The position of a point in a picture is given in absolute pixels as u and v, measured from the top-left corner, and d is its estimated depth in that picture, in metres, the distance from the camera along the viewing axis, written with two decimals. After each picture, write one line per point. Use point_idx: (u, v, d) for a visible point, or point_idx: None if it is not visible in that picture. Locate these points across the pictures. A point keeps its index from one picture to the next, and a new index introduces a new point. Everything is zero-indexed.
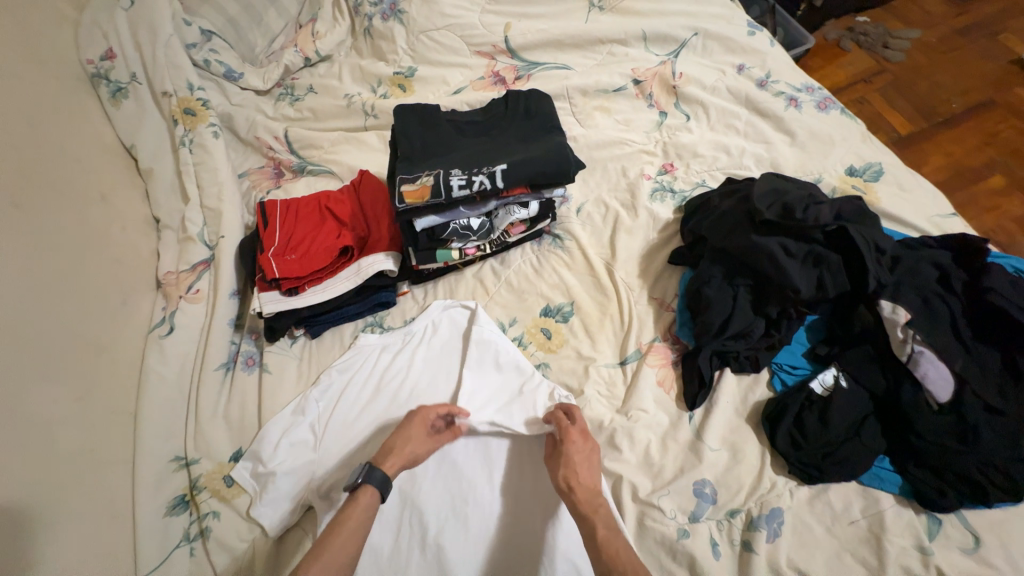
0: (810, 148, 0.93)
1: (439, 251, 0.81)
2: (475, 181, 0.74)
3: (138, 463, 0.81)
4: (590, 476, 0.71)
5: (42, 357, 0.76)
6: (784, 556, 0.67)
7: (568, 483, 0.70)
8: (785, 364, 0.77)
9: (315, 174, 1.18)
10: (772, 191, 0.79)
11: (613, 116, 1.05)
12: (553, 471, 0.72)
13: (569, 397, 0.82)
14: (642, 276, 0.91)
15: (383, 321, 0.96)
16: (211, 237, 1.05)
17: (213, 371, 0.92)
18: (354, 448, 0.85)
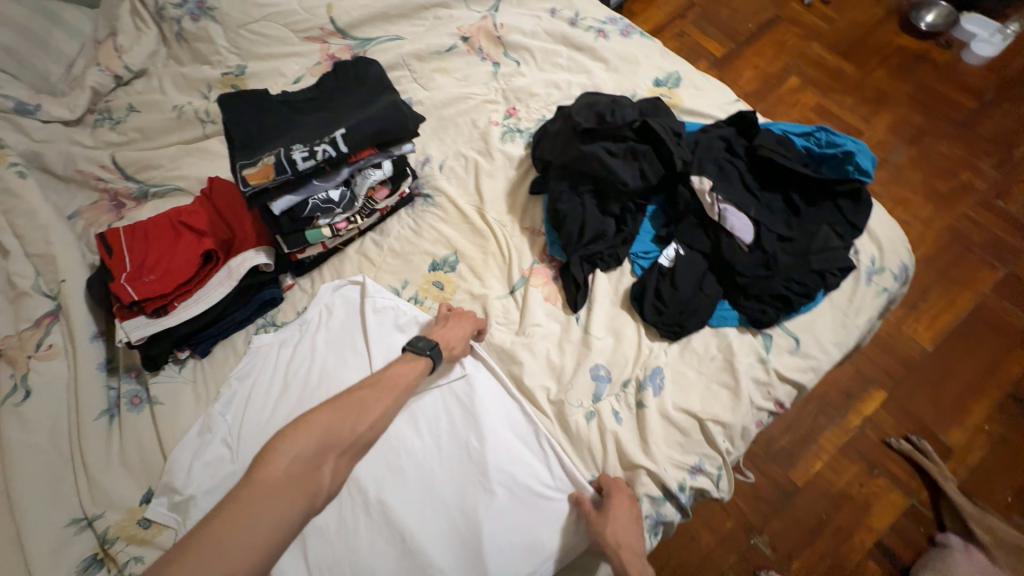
0: (621, 70, 1.06)
1: (307, 231, 0.82)
2: (318, 150, 0.75)
3: (26, 538, 0.73)
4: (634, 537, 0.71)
5: None
6: (670, 402, 0.80)
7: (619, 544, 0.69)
8: (640, 252, 0.90)
9: (162, 195, 1.10)
10: (589, 107, 0.93)
11: (452, 75, 1.10)
12: (600, 532, 0.70)
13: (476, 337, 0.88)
14: (511, 211, 0.99)
15: (276, 318, 0.94)
16: (50, 286, 0.94)
17: (93, 421, 0.85)
18: None
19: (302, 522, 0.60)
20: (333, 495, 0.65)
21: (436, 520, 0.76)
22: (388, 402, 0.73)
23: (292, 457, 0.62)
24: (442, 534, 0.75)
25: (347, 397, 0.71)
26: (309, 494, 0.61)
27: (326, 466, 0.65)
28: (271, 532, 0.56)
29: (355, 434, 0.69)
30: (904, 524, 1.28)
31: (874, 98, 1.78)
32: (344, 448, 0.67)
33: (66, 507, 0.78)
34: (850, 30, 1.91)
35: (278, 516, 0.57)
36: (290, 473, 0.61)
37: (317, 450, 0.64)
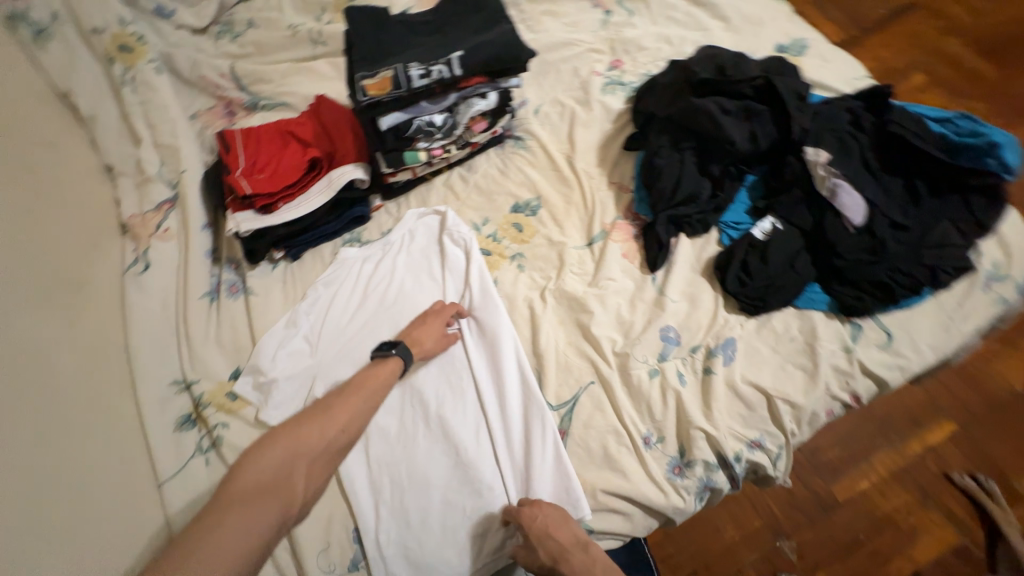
0: (742, 32, 1.00)
1: (406, 151, 0.83)
2: (434, 71, 0.77)
3: (139, 386, 0.83)
4: (568, 533, 0.69)
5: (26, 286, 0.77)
6: (738, 374, 0.79)
7: (552, 556, 0.67)
8: (731, 222, 0.87)
9: (268, 108, 1.16)
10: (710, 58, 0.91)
11: (561, 19, 1.08)
12: (545, 548, 0.67)
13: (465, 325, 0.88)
14: (601, 165, 0.97)
15: (361, 236, 0.99)
16: (171, 176, 1.04)
17: (197, 300, 0.94)
18: (349, 348, 0.88)
19: (280, 526, 0.63)
20: (310, 500, 0.68)
21: (490, 444, 0.80)
22: (354, 406, 0.75)
23: (261, 466, 0.65)
24: (494, 456, 0.79)
25: (312, 406, 0.74)
26: (284, 500, 0.64)
27: (298, 473, 0.67)
28: (252, 536, 0.59)
29: (324, 440, 0.71)
30: (953, 564, 1.19)
31: (1016, 107, 1.57)
32: (316, 453, 0.70)
33: (171, 369, 0.88)
34: (1003, 28, 1.68)
35: (254, 519, 0.60)
36: (260, 482, 0.64)
37: (285, 458, 0.67)
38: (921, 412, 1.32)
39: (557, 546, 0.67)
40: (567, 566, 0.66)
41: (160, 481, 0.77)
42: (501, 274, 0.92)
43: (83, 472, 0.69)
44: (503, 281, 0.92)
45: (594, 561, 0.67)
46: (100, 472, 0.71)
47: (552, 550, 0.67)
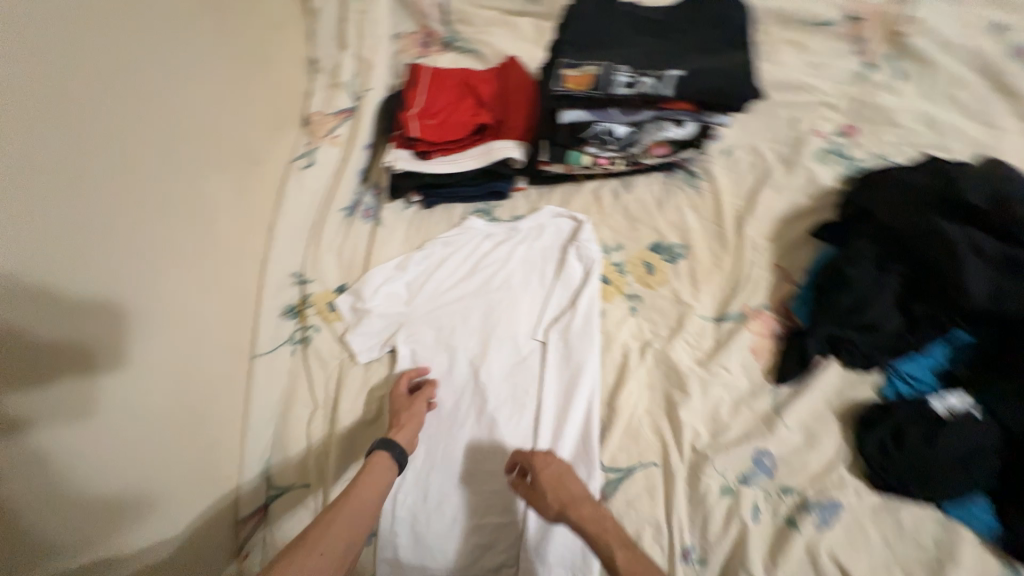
0: None
1: (573, 150, 0.80)
2: (640, 83, 0.68)
3: (268, 266, 0.93)
4: (580, 486, 0.69)
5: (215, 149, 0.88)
6: (827, 546, 0.65)
7: (561, 504, 0.67)
8: (904, 372, 0.72)
9: (461, 51, 1.17)
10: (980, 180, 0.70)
11: (806, 55, 0.92)
12: (547, 501, 0.68)
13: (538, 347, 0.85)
14: (772, 239, 0.83)
15: (493, 212, 0.97)
16: (356, 89, 1.10)
17: (337, 211, 1.01)
18: (439, 312, 0.90)
19: None
20: None
21: None
22: (353, 512, 0.62)
23: None
24: None
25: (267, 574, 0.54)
26: None
27: None
28: None
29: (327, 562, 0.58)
30: None
31: None
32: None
33: (293, 261, 0.97)
34: None
35: None
36: None
37: None
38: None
39: (567, 493, 0.68)
40: (578, 515, 0.66)
41: (256, 353, 0.88)
42: (609, 309, 0.86)
43: (201, 324, 0.80)
44: (608, 316, 0.85)
45: (603, 516, 0.65)
46: (214, 328, 0.83)
47: (561, 495, 0.68)
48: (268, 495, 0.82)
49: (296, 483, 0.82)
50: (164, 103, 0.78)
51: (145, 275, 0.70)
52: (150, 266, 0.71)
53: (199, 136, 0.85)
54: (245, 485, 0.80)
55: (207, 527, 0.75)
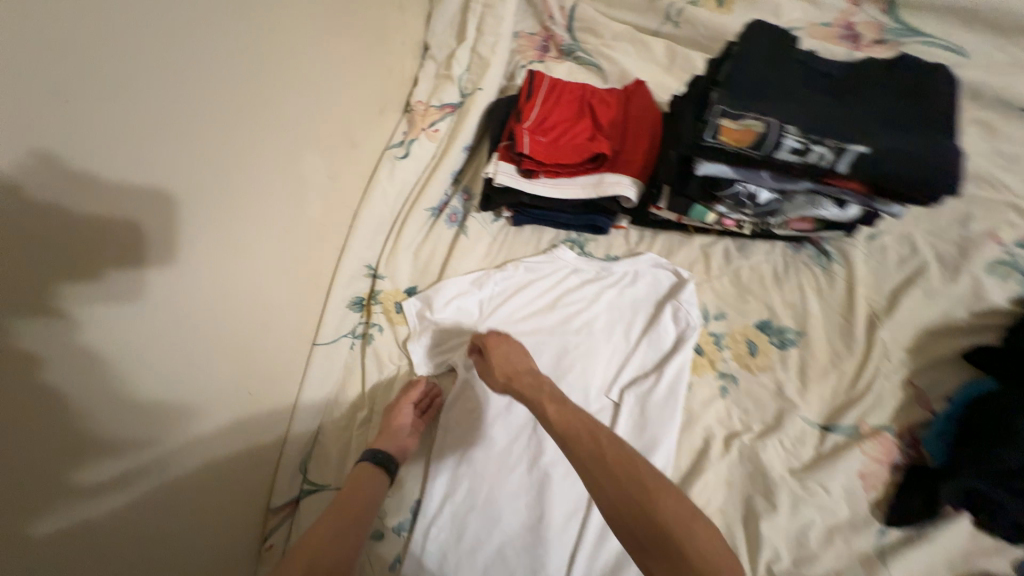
0: None
1: (700, 205, 0.72)
2: (813, 152, 0.57)
3: (345, 255, 0.89)
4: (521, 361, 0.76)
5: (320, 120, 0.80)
6: None
7: (504, 377, 0.73)
8: None
9: (580, 63, 1.09)
10: None
11: (997, 142, 0.80)
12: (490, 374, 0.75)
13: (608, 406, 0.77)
14: (910, 351, 0.71)
15: (585, 245, 0.90)
16: (467, 84, 1.05)
17: (423, 210, 0.96)
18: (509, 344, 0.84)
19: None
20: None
21: (574, 534, 0.72)
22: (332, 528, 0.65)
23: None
24: (571, 551, 0.71)
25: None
26: None
27: None
28: None
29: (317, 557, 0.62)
30: None
31: None
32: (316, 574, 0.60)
33: (370, 254, 0.93)
34: None
35: None
36: None
37: None
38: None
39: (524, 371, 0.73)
40: (519, 386, 0.71)
41: (317, 341, 0.85)
42: (697, 383, 0.77)
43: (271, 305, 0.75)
44: (695, 392, 0.76)
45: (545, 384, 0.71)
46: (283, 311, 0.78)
47: (508, 372, 0.74)
48: (300, 490, 0.80)
49: (331, 484, 0.80)
50: (299, 63, 0.72)
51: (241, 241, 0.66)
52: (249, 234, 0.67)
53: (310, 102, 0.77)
54: (282, 477, 0.78)
55: (230, 496, 0.70)
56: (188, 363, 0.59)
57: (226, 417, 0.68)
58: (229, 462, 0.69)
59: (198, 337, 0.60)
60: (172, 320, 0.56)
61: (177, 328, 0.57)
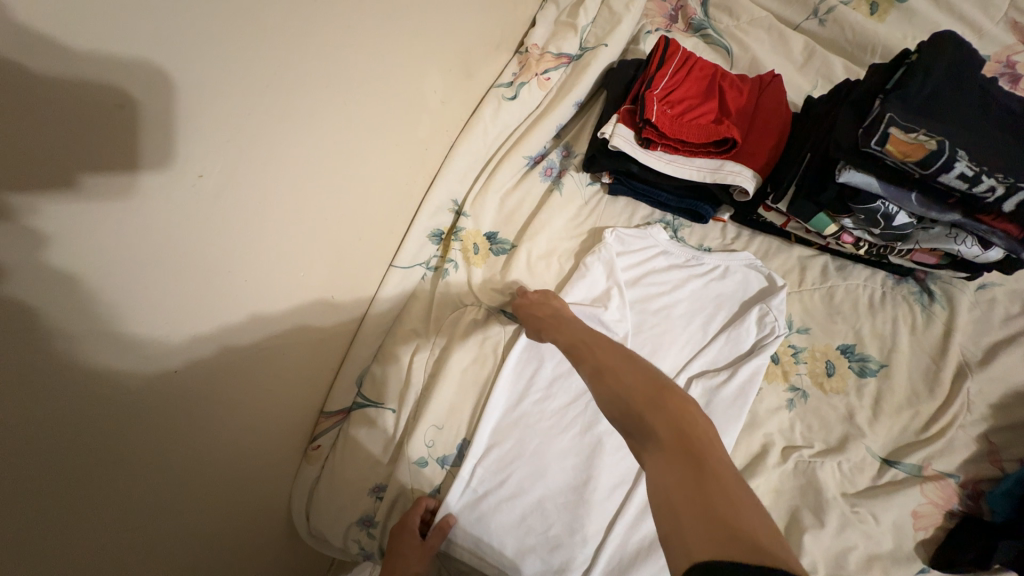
0: None
1: (825, 214, 0.70)
2: (981, 184, 0.54)
3: (435, 185, 0.87)
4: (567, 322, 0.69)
5: (437, 40, 0.77)
6: None
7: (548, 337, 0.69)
8: None
9: (710, 42, 1.01)
10: None
11: None
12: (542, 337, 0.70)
13: None
14: (993, 407, 0.70)
15: (679, 229, 0.88)
16: (588, 38, 1.00)
17: (520, 157, 0.93)
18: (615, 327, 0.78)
19: None
20: None
21: (615, 504, 0.74)
22: None
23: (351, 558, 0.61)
24: (609, 517, 0.73)
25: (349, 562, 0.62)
26: None
27: None
28: None
29: None
30: None
31: None
32: None
33: (458, 190, 0.91)
34: None
35: None
36: None
37: None
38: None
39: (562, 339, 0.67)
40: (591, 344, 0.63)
41: (394, 264, 0.85)
42: (766, 389, 0.76)
43: (363, 214, 0.74)
44: (762, 398, 0.76)
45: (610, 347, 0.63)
46: (370, 222, 0.77)
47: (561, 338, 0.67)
48: (354, 401, 0.82)
49: (381, 402, 0.81)
50: None
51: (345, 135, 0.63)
52: (346, 123, 0.63)
53: (432, 19, 0.74)
54: (339, 384, 0.80)
55: (259, 414, 0.67)
56: (206, 295, 0.51)
57: (248, 357, 0.61)
58: (234, 413, 0.62)
59: (276, 216, 0.58)
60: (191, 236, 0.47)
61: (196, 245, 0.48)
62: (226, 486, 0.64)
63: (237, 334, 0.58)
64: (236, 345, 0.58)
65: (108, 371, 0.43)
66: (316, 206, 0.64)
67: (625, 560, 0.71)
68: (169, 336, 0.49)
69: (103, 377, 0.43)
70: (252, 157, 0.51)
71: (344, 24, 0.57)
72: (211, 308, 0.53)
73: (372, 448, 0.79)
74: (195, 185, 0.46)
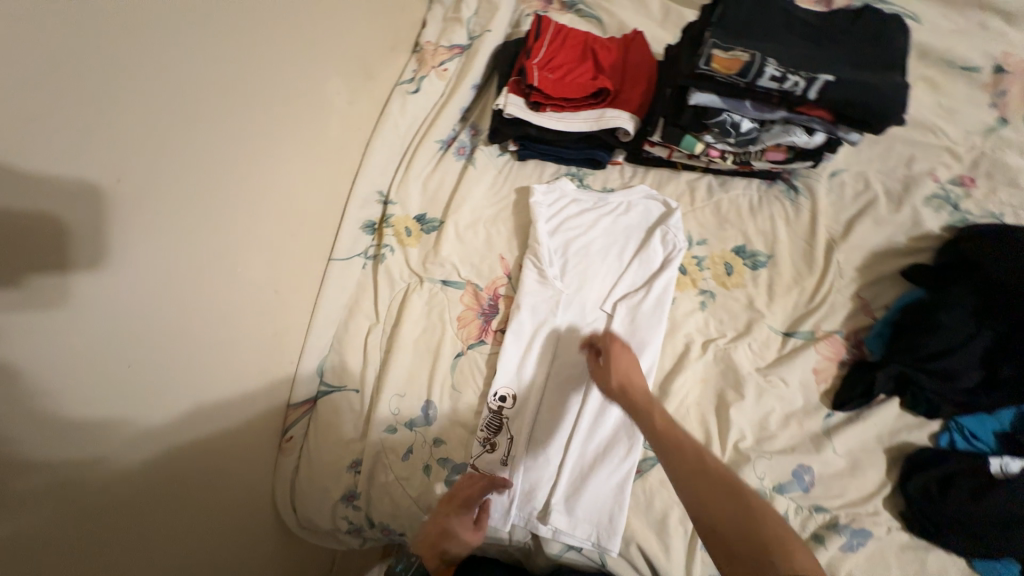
0: None
1: (690, 135, 0.81)
2: (789, 80, 0.67)
3: (358, 178, 0.94)
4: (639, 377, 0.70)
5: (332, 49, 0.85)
6: (847, 568, 0.67)
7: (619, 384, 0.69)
8: (966, 429, 0.73)
9: (582, 15, 1.13)
10: None
11: (939, 97, 0.91)
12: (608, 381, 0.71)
13: (599, 313, 0.87)
14: (860, 270, 0.83)
15: (584, 177, 0.99)
16: (475, 28, 1.10)
17: (433, 142, 1.01)
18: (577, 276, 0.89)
19: None
20: None
21: (571, 423, 0.81)
22: None
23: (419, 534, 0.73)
24: (568, 435, 0.81)
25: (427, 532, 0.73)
26: None
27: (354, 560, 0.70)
28: None
29: None
30: None
31: None
32: None
33: (381, 182, 0.98)
34: None
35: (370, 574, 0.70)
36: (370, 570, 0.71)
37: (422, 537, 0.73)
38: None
39: (630, 384, 0.69)
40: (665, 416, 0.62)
41: (332, 258, 0.90)
42: (680, 298, 0.87)
43: (291, 213, 0.80)
44: (678, 305, 0.86)
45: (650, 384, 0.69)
46: (301, 219, 0.83)
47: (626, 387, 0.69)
48: (319, 390, 0.86)
49: (343, 386, 0.86)
50: None
51: (257, 138, 0.69)
52: (264, 130, 0.70)
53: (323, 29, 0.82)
54: (301, 376, 0.84)
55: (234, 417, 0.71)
56: (149, 346, 0.55)
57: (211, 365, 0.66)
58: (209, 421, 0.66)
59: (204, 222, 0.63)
60: (123, 294, 0.50)
61: (141, 270, 0.52)
62: (210, 484, 0.68)
63: (194, 345, 0.62)
64: (193, 366, 0.62)
65: (76, 396, 0.47)
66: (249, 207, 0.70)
67: (584, 469, 0.79)
68: (135, 351, 0.53)
69: (74, 402, 0.47)
70: (186, 168, 0.56)
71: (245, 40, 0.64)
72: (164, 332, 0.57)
73: (345, 428, 0.83)
74: (135, 199, 0.50)
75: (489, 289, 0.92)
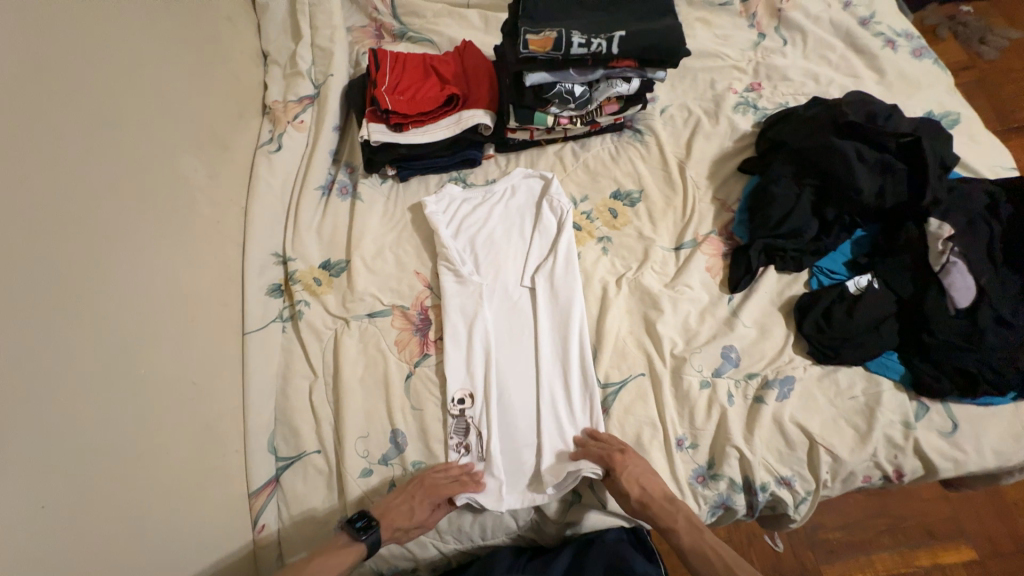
0: (906, 75, 1.03)
1: (538, 111, 0.91)
2: (594, 43, 0.81)
3: (247, 246, 0.92)
4: (655, 487, 0.74)
5: (176, 130, 0.84)
6: (788, 412, 0.79)
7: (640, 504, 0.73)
8: (825, 269, 0.89)
9: (414, 40, 1.22)
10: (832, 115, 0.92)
11: (713, 30, 1.12)
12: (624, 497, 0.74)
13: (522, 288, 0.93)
14: (710, 178, 0.99)
15: (466, 178, 1.05)
16: (317, 76, 1.13)
17: (313, 190, 1.02)
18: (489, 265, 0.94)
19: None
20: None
21: (533, 394, 0.85)
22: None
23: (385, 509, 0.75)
24: (534, 407, 0.84)
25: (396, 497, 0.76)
26: None
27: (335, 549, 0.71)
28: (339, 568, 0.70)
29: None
30: None
31: None
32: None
33: (274, 243, 0.97)
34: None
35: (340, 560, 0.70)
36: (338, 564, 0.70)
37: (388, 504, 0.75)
38: (1013, 526, 1.09)
39: (647, 499, 0.73)
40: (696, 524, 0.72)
41: (246, 331, 0.87)
42: (584, 251, 0.96)
43: (182, 298, 0.77)
44: (585, 257, 0.95)
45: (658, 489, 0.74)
46: (196, 302, 0.79)
47: (644, 503, 0.73)
48: (277, 467, 0.82)
49: (303, 452, 0.82)
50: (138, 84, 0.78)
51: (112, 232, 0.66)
52: (111, 223, 0.67)
53: (156, 113, 0.81)
54: (254, 459, 0.80)
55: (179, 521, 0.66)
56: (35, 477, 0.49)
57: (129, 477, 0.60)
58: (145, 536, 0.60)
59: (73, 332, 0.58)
60: None
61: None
62: None
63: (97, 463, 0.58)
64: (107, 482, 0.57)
65: None
66: (123, 305, 0.66)
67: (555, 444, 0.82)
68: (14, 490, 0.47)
69: None
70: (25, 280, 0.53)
71: (55, 141, 0.62)
72: (54, 456, 0.54)
73: (318, 492, 0.80)
74: None
75: (415, 306, 0.94)
